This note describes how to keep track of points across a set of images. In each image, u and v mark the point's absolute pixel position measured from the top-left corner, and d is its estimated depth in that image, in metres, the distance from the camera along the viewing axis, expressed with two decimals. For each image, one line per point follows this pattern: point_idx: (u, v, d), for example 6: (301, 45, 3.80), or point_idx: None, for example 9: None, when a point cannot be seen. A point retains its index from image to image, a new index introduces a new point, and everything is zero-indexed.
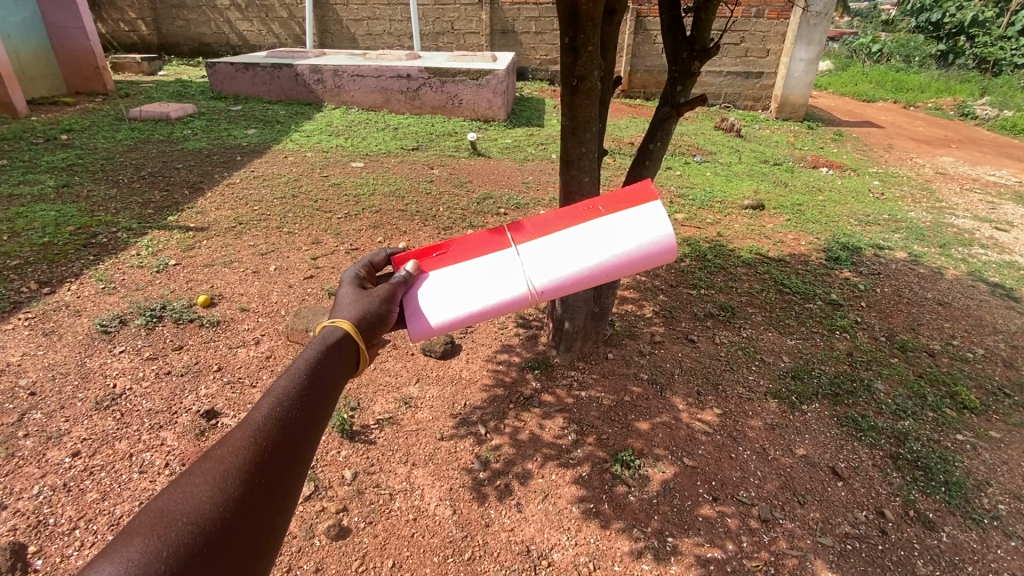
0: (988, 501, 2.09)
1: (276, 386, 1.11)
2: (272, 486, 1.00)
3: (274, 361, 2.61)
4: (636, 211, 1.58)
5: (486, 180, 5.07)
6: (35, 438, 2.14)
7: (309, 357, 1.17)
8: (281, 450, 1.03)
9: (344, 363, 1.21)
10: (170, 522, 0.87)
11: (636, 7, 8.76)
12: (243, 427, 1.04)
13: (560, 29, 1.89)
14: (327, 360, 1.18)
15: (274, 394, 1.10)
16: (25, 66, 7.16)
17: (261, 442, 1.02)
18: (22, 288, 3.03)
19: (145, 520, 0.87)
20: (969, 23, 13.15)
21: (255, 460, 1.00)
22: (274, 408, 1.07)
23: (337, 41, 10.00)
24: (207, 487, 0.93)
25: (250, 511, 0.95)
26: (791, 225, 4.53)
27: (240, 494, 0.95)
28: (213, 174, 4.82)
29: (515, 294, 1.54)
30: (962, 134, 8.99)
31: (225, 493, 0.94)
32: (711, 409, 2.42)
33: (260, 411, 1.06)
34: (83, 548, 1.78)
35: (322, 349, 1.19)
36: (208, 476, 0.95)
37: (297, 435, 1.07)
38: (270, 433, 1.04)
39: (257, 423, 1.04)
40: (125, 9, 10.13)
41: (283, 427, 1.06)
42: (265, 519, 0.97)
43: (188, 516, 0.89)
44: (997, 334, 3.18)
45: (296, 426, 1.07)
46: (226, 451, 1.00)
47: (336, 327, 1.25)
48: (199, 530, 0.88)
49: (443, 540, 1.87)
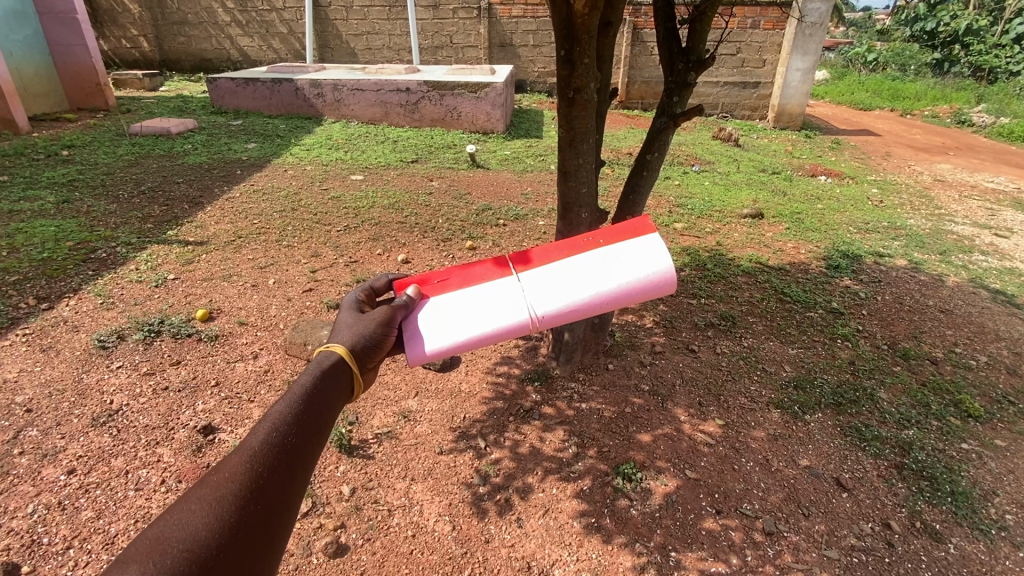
0: (995, 511, 2.06)
1: (272, 411, 1.11)
2: (270, 512, 0.98)
3: (273, 375, 2.60)
4: (637, 243, 1.60)
5: (486, 192, 5.09)
6: (31, 456, 2.12)
7: (306, 382, 1.16)
8: (278, 476, 1.02)
9: (338, 387, 1.20)
10: (166, 548, 0.85)
11: (632, 19, 8.84)
12: (240, 453, 1.03)
13: (555, 43, 1.90)
14: (323, 383, 1.17)
15: (270, 420, 1.09)
16: (26, 83, 7.23)
17: (258, 467, 1.01)
18: (20, 304, 3.02)
19: (140, 548, 0.85)
20: (963, 31, 13.22)
21: (252, 485, 0.99)
22: (271, 434, 1.06)
23: (337, 56, 10.10)
24: (203, 515, 0.92)
25: (248, 539, 0.93)
26: (790, 234, 4.52)
27: (235, 520, 0.93)
28: (213, 188, 4.83)
29: (516, 320, 1.51)
30: (960, 141, 9.01)
31: (221, 518, 0.93)
32: (714, 420, 2.39)
33: (256, 437, 1.05)
34: (76, 568, 1.75)
35: (319, 373, 1.19)
36: (205, 501, 0.94)
37: (294, 461, 1.06)
38: (269, 458, 1.03)
39: (254, 448, 1.03)
40: (127, 26, 10.23)
41: (280, 452, 1.05)
42: (263, 544, 0.95)
43: (185, 543, 0.87)
44: (1000, 341, 3.16)
45: (294, 450, 1.06)
46: (222, 478, 0.98)
47: (331, 354, 1.25)
48: (198, 557, 0.86)
49: (443, 557, 1.84)
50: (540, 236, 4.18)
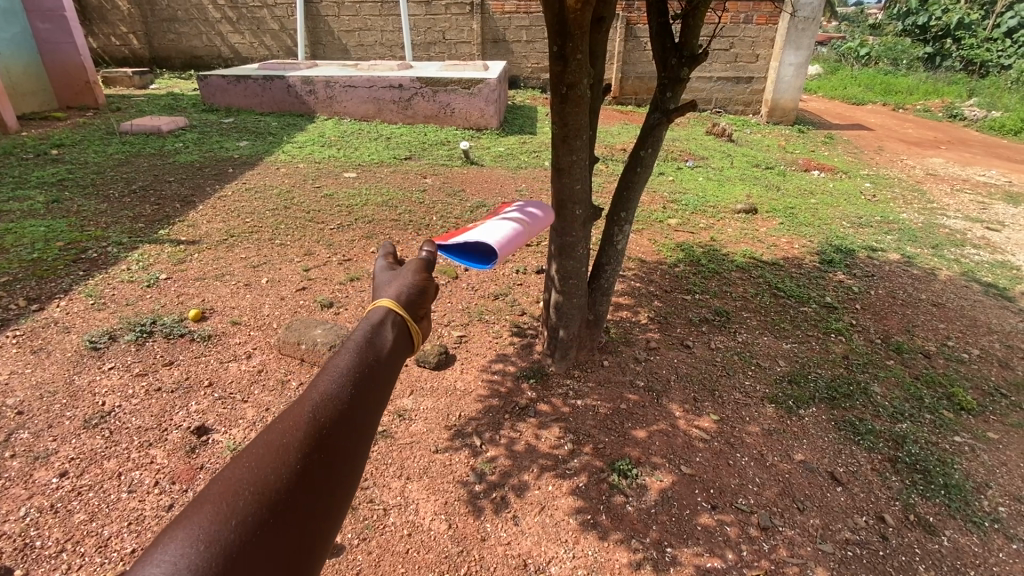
0: (987, 503, 2.08)
1: (335, 358, 1.00)
2: (335, 465, 0.89)
3: (266, 375, 2.59)
4: None
5: (480, 189, 5.07)
6: (22, 459, 2.10)
7: (363, 337, 1.04)
8: (340, 430, 0.92)
9: (396, 343, 1.07)
10: (237, 491, 0.79)
11: (625, 15, 8.82)
12: (303, 403, 0.94)
13: (548, 38, 1.89)
14: (380, 332, 1.06)
15: (334, 367, 0.99)
16: (15, 82, 7.15)
17: (320, 420, 0.91)
18: (10, 305, 2.99)
19: (213, 490, 0.79)
20: (954, 26, 13.26)
21: (315, 437, 0.89)
22: (331, 386, 0.95)
23: (329, 52, 10.03)
24: (271, 461, 0.84)
25: (313, 492, 0.85)
26: (784, 229, 4.53)
27: (300, 471, 0.85)
28: (205, 187, 4.79)
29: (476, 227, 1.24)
30: (951, 135, 9.05)
31: (287, 468, 0.84)
32: (709, 416, 2.40)
33: (317, 389, 0.95)
34: (70, 571, 1.74)
35: (375, 329, 1.06)
36: (271, 448, 0.86)
37: (357, 415, 0.95)
38: (330, 411, 0.93)
39: (315, 400, 0.94)
40: (116, 23, 10.12)
41: (342, 406, 0.94)
42: (328, 500, 0.86)
43: (255, 488, 0.80)
44: (992, 335, 3.18)
45: (356, 404, 0.95)
46: (288, 424, 0.90)
47: (381, 309, 1.11)
48: (267, 505, 0.79)
49: (439, 556, 1.84)
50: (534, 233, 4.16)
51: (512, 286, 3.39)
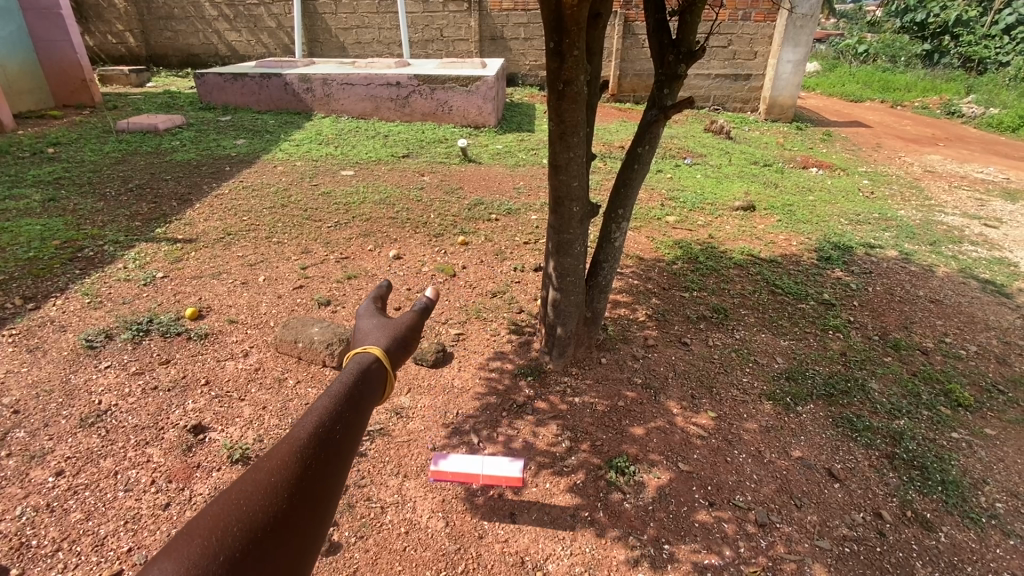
0: (985, 499, 2.08)
1: (319, 401, 1.00)
2: (321, 502, 0.89)
3: (263, 373, 2.58)
4: None
5: (478, 187, 5.06)
6: (18, 458, 2.10)
7: (347, 378, 1.05)
8: (326, 467, 0.92)
9: (380, 385, 1.07)
10: (226, 526, 0.78)
11: (623, 12, 8.80)
12: (288, 442, 0.94)
13: (544, 34, 1.88)
14: (364, 377, 1.05)
15: (317, 409, 0.99)
16: (11, 81, 7.12)
17: (307, 456, 0.91)
18: (6, 304, 2.98)
19: (200, 523, 0.78)
20: (952, 23, 13.24)
21: (301, 473, 0.89)
22: (317, 425, 0.96)
23: (326, 50, 10.00)
24: (259, 496, 0.84)
25: (300, 527, 0.84)
26: (782, 226, 4.53)
27: (288, 506, 0.84)
28: (201, 185, 4.78)
29: None
30: (949, 132, 9.05)
31: (275, 503, 0.84)
32: (706, 413, 2.40)
33: (303, 427, 0.96)
34: (66, 570, 1.74)
35: (360, 369, 1.07)
36: (258, 484, 0.85)
37: (342, 453, 0.95)
38: (316, 449, 0.93)
39: (301, 438, 0.94)
40: (112, 21, 10.08)
41: (329, 444, 0.94)
42: (314, 536, 0.86)
43: (245, 523, 0.79)
44: (990, 331, 3.18)
45: (341, 443, 0.96)
46: (275, 462, 0.89)
47: (367, 352, 1.12)
48: (256, 539, 0.79)
49: (436, 554, 1.83)
50: (532, 230, 4.16)
51: (509, 284, 3.39)
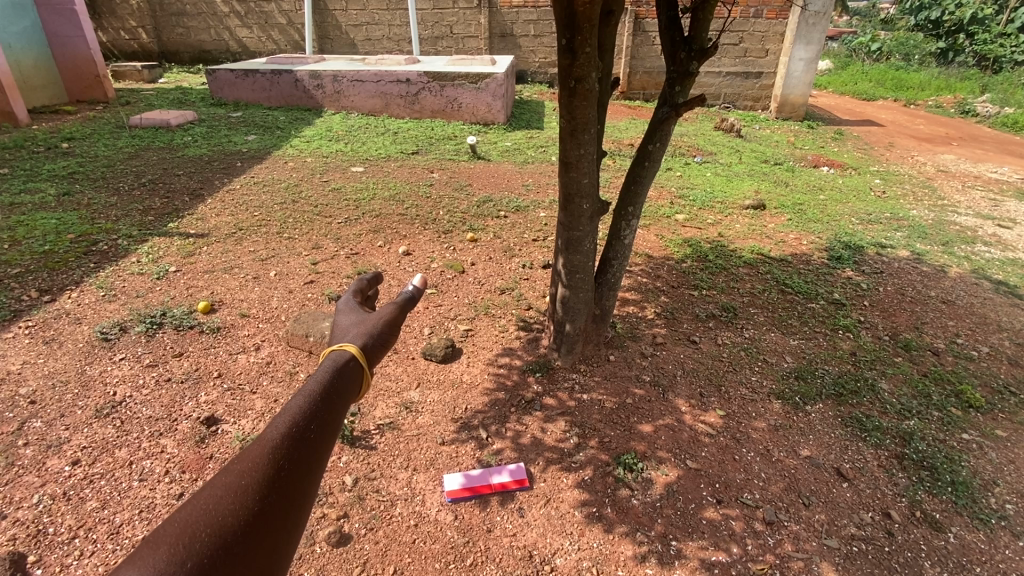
0: (995, 501, 2.07)
1: (291, 404, 1.01)
2: (291, 505, 0.90)
3: (274, 367, 2.61)
4: None
5: (487, 184, 5.08)
6: (36, 447, 2.14)
7: (321, 376, 1.05)
8: (298, 469, 0.93)
9: (356, 384, 1.07)
10: (194, 531, 0.80)
11: (633, 9, 8.76)
12: (259, 444, 0.95)
13: (556, 31, 1.87)
14: (338, 379, 1.05)
15: (290, 411, 1.00)
16: (25, 76, 7.20)
17: (279, 458, 0.93)
18: (22, 296, 3.03)
19: (169, 530, 0.80)
20: (968, 21, 13.05)
21: (274, 476, 0.91)
22: (290, 425, 0.97)
23: (336, 47, 10.03)
24: (229, 502, 0.85)
25: (269, 529, 0.86)
26: (792, 225, 4.51)
27: (260, 509, 0.87)
28: (213, 180, 4.81)
29: None
30: (964, 132, 8.93)
31: (244, 507, 0.86)
32: (715, 411, 2.40)
33: (276, 428, 0.97)
34: (82, 557, 1.77)
35: (335, 368, 1.06)
36: (230, 487, 0.87)
37: (316, 453, 0.96)
38: (287, 450, 0.94)
39: (273, 440, 0.95)
40: (126, 17, 10.17)
41: (300, 445, 0.95)
42: (282, 542, 0.87)
43: (212, 527, 0.81)
44: (1002, 332, 3.15)
45: (313, 444, 0.97)
46: (246, 466, 0.91)
47: (344, 349, 1.11)
48: (224, 543, 0.81)
49: (444, 546, 1.85)
50: (541, 228, 4.17)
51: (518, 280, 3.40)
